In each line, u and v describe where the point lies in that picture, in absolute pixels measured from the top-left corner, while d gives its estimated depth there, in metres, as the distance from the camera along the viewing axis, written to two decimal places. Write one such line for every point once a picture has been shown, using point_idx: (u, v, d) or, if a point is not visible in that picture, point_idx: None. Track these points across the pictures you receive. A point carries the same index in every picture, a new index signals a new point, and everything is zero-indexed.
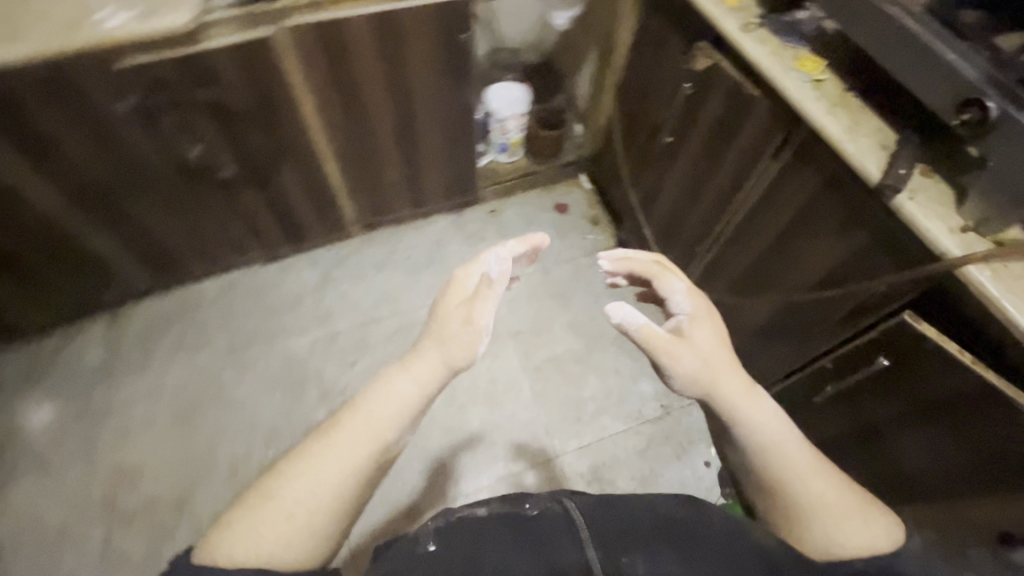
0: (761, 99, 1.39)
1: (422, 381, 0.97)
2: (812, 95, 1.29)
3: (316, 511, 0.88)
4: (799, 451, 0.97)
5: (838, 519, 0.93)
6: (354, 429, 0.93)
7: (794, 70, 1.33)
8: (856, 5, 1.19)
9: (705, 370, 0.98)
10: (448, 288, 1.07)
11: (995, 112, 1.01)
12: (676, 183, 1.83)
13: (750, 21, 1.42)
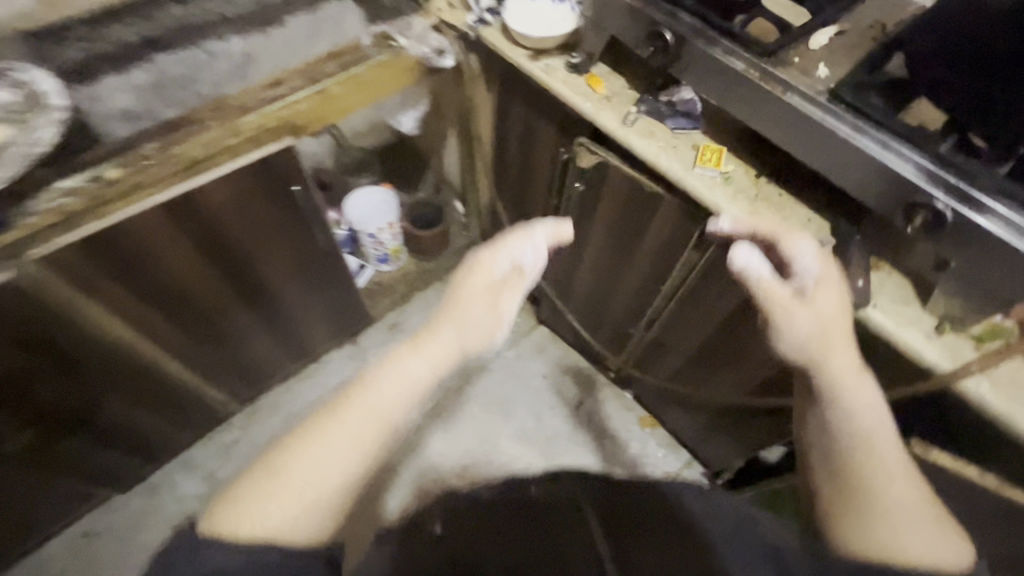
0: (669, 198, 1.11)
1: (438, 363, 0.72)
2: (722, 192, 1.02)
3: (322, 501, 0.63)
4: (885, 449, 0.72)
5: (898, 523, 0.68)
6: (364, 402, 0.67)
7: (697, 166, 1.05)
8: (744, 90, 0.92)
9: (821, 336, 0.77)
10: (467, 270, 0.82)
11: (949, 214, 0.78)
12: (586, 271, 1.50)
13: (626, 111, 1.12)
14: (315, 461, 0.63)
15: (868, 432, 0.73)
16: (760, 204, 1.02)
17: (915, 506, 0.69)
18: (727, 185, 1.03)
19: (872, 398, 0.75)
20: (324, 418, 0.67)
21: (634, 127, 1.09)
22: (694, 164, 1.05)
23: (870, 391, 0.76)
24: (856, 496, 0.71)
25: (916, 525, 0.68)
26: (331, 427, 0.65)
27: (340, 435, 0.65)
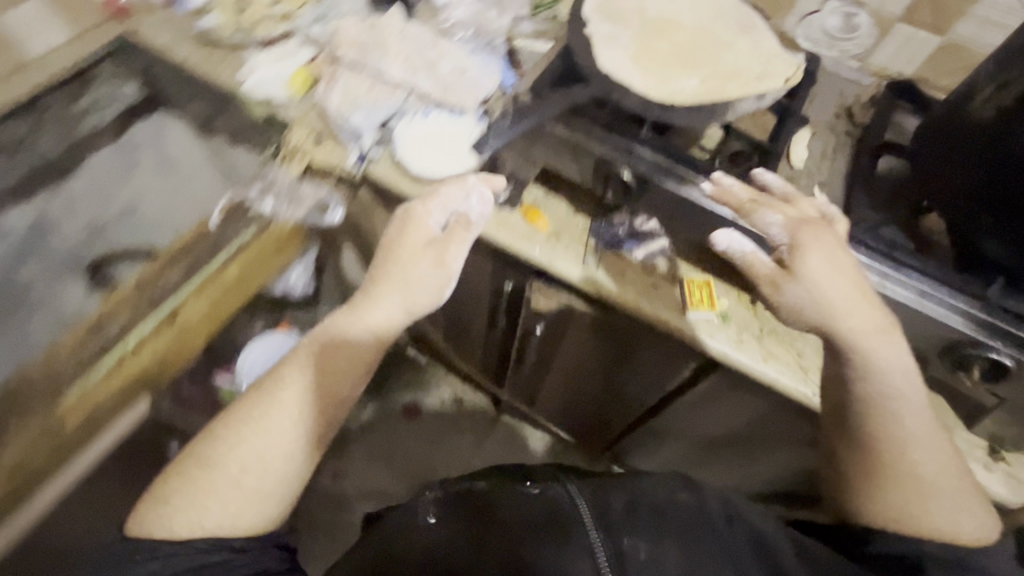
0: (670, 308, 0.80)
1: (448, 258, 0.73)
2: (726, 340, 0.78)
3: (267, 479, 0.66)
4: (916, 422, 0.68)
5: (925, 500, 0.68)
6: (376, 309, 0.72)
7: (693, 307, 0.79)
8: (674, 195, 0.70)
9: (814, 302, 0.65)
10: (420, 200, 0.76)
11: (1010, 361, 0.64)
12: (552, 371, 1.20)
13: (588, 240, 0.84)
14: (369, 320, 0.72)
15: (899, 400, 0.67)
16: (770, 344, 0.78)
17: (937, 470, 0.68)
18: (726, 327, 0.78)
19: (899, 354, 0.67)
20: (402, 252, 0.74)
21: (596, 265, 0.82)
22: (679, 270, 0.82)
23: (903, 351, 0.67)
24: (882, 467, 0.69)
25: (944, 489, 0.68)
26: (417, 250, 0.74)
27: (371, 313, 0.72)
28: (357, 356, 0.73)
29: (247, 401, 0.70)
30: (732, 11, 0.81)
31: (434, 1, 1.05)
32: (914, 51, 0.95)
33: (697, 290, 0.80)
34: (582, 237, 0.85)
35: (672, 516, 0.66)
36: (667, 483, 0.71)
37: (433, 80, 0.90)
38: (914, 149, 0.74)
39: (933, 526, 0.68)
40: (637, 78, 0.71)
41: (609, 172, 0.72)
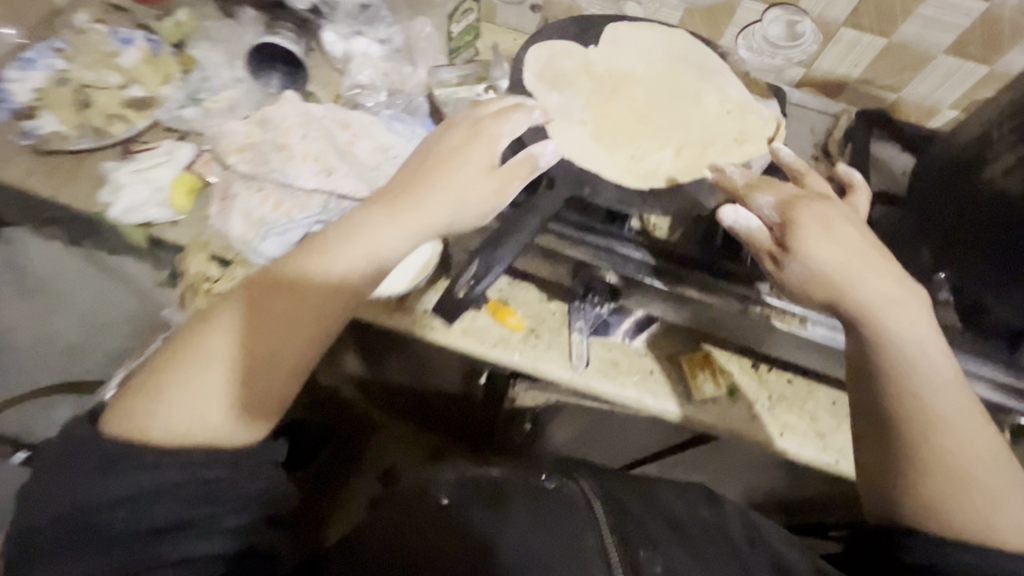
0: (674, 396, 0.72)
1: (461, 202, 0.55)
2: (742, 424, 0.71)
3: (263, 313, 0.52)
4: (950, 400, 0.53)
5: (969, 494, 0.51)
6: (352, 251, 0.54)
7: (701, 393, 0.72)
8: (660, 297, 0.61)
9: (823, 272, 0.54)
10: (460, 128, 0.58)
11: None
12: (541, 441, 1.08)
13: (569, 332, 0.74)
14: (371, 234, 0.54)
15: (928, 382, 0.54)
16: (783, 414, 0.72)
17: (987, 459, 0.52)
18: (735, 404, 0.72)
19: (923, 323, 0.55)
20: (433, 164, 0.57)
21: (589, 366, 0.73)
22: (677, 351, 0.75)
23: (922, 321, 0.55)
24: (906, 470, 0.54)
25: (1001, 490, 0.51)
26: (455, 150, 0.57)
27: (389, 231, 0.54)
28: (318, 291, 0.54)
29: (245, 287, 0.54)
30: (691, 49, 0.71)
31: (334, 54, 0.90)
32: (859, 56, 0.90)
33: (699, 371, 0.73)
34: (564, 332, 0.75)
35: (688, 525, 0.58)
36: (682, 495, 0.63)
37: (359, 177, 0.76)
38: (920, 205, 0.70)
39: (994, 523, 0.50)
40: (605, 162, 0.62)
41: (591, 279, 0.61)
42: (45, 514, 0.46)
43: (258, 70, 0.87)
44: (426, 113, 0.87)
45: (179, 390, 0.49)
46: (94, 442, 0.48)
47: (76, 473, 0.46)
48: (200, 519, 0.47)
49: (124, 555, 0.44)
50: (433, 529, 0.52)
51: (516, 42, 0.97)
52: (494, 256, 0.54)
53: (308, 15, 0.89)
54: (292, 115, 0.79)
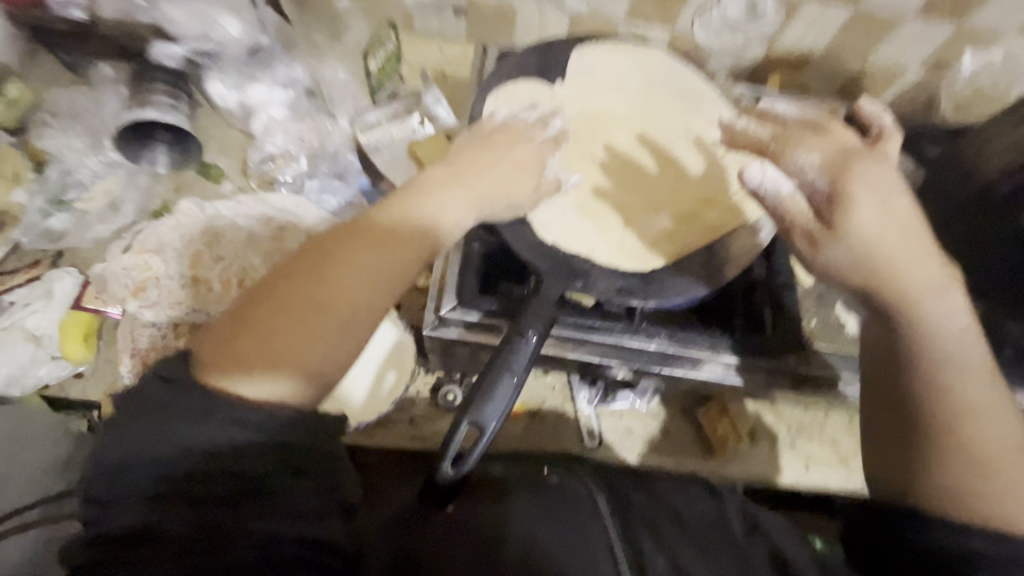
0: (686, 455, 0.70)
1: (513, 196, 0.55)
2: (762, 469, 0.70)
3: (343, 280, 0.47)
4: (981, 388, 0.46)
5: (989, 485, 0.44)
6: (421, 216, 0.52)
7: (713, 450, 0.70)
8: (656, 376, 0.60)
9: (874, 241, 0.47)
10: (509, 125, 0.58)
11: None
12: None
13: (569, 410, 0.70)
14: (444, 196, 0.53)
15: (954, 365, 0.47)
16: (805, 445, 0.71)
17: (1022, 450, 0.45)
18: (756, 447, 0.70)
19: (954, 298, 0.48)
20: (491, 146, 0.56)
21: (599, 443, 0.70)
22: (693, 403, 0.71)
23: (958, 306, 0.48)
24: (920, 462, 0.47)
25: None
26: (508, 148, 0.57)
27: (455, 196, 0.53)
28: (404, 242, 0.50)
29: (315, 236, 0.50)
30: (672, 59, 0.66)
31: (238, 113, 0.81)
32: (817, 34, 0.83)
33: (718, 424, 0.69)
34: (569, 412, 0.71)
35: (691, 518, 0.53)
36: (681, 485, 0.58)
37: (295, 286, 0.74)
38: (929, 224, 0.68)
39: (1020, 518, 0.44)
40: (595, 243, 0.59)
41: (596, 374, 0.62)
42: (130, 471, 0.41)
43: (137, 153, 0.78)
44: (359, 170, 0.81)
45: (261, 343, 0.44)
46: (190, 393, 0.43)
47: (150, 424, 0.42)
48: (290, 488, 0.43)
49: (215, 514, 0.41)
50: (441, 532, 0.49)
51: (441, 52, 0.89)
52: (486, 409, 0.50)
53: (184, 70, 0.77)
54: (191, 228, 0.72)
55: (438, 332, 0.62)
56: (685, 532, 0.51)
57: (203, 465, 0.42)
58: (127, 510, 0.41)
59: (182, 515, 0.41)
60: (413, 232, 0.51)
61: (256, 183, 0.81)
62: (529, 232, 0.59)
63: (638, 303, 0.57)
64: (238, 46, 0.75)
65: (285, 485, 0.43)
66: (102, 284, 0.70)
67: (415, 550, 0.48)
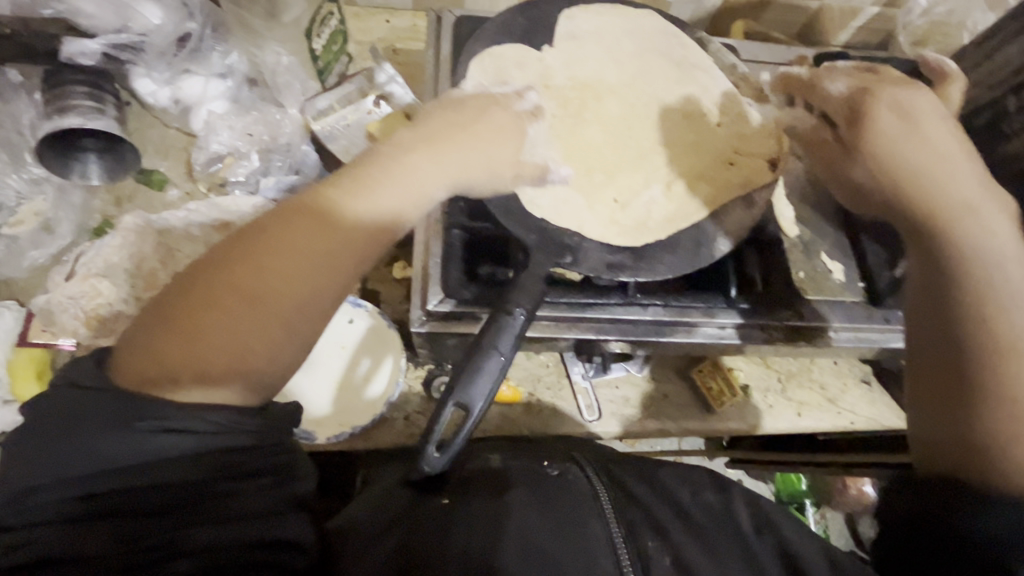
0: (685, 415, 0.70)
1: (495, 169, 0.57)
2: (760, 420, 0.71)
3: (288, 259, 0.45)
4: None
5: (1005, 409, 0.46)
6: (383, 185, 0.51)
7: (709, 407, 0.71)
8: (654, 339, 0.61)
9: (892, 161, 0.54)
10: (493, 98, 0.60)
11: None
12: None
13: (563, 381, 0.71)
14: (416, 169, 0.52)
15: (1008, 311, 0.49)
16: (797, 393, 0.72)
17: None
18: (751, 400, 0.71)
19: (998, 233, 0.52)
20: (461, 118, 0.56)
21: (601, 416, 0.69)
22: (685, 364, 0.72)
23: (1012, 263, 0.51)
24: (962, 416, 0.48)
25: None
26: (505, 126, 0.58)
27: (426, 168, 0.53)
28: (359, 229, 0.49)
29: (252, 227, 0.47)
30: (669, 45, 0.71)
31: (172, 108, 0.75)
32: None
33: (711, 380, 0.70)
34: (566, 384, 0.71)
35: (697, 512, 0.54)
36: (688, 478, 0.59)
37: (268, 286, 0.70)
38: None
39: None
40: (586, 219, 0.62)
41: (595, 349, 0.62)
42: (40, 493, 0.38)
43: (64, 166, 0.69)
44: (317, 159, 0.77)
45: (195, 344, 0.42)
46: (107, 400, 0.40)
47: (64, 440, 0.39)
48: (233, 489, 0.41)
49: (143, 525, 0.38)
50: (441, 524, 0.50)
51: (389, 25, 0.85)
52: (470, 391, 0.49)
53: (104, 66, 0.69)
54: (146, 248, 0.67)
55: (428, 327, 0.60)
56: (687, 525, 0.52)
57: (128, 475, 0.39)
58: (34, 536, 0.37)
59: (106, 529, 0.38)
60: (369, 220, 0.49)
61: (205, 186, 0.75)
62: (524, 213, 0.60)
63: (629, 275, 0.59)
64: (163, 34, 0.68)
65: (228, 490, 0.41)
66: (48, 316, 0.64)
67: (408, 547, 0.48)
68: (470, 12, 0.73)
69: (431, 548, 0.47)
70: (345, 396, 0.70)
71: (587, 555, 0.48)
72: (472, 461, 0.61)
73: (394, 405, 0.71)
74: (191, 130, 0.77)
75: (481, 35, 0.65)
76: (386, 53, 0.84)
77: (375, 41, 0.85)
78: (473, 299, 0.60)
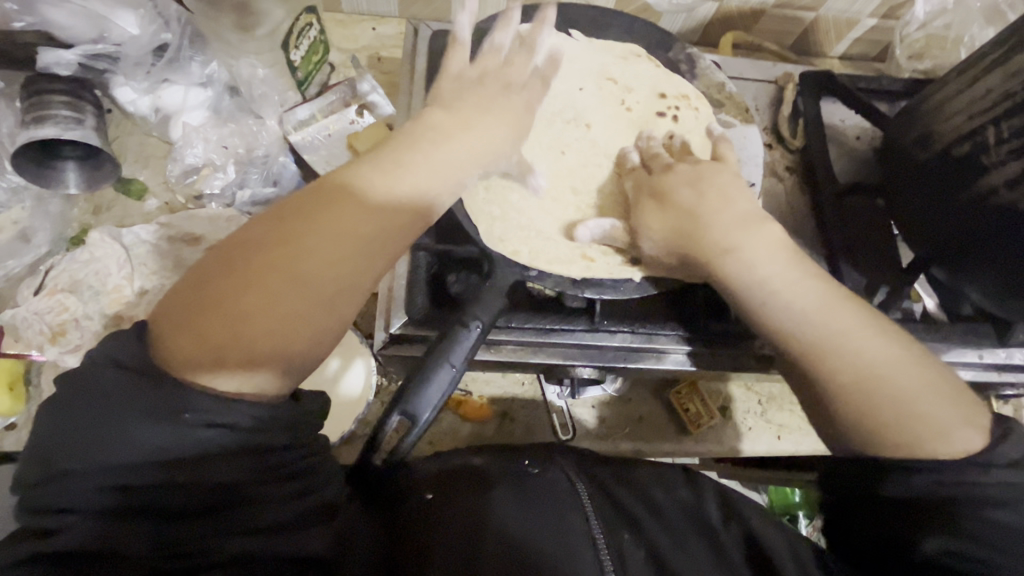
0: (661, 434, 0.70)
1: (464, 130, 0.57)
2: (739, 441, 0.70)
3: (315, 243, 0.46)
4: (754, 241, 0.57)
5: (874, 417, 0.49)
6: (417, 162, 0.52)
7: (689, 428, 0.70)
8: (624, 359, 0.61)
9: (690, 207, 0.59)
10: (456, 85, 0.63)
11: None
12: None
13: (539, 396, 0.72)
14: (445, 148, 0.54)
15: (807, 316, 0.54)
16: (776, 415, 0.72)
17: (893, 369, 0.50)
18: (730, 421, 0.71)
19: (763, 254, 0.56)
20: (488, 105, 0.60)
21: (575, 436, 0.69)
22: (661, 385, 0.72)
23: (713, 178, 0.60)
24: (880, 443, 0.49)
25: (901, 406, 0.49)
26: (488, 108, 0.60)
27: (477, 139, 0.57)
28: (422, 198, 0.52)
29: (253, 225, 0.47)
30: (658, 80, 0.72)
31: (149, 115, 0.76)
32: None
33: (688, 402, 0.70)
34: (541, 403, 0.71)
35: (670, 506, 0.52)
36: (659, 471, 0.57)
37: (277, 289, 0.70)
38: (903, 186, 0.65)
39: (878, 377, 0.50)
40: (554, 244, 0.63)
41: (565, 375, 0.62)
42: (87, 490, 0.38)
43: (41, 176, 0.70)
44: (294, 172, 0.78)
45: (236, 347, 0.42)
46: (164, 389, 0.39)
47: (86, 437, 0.38)
48: (271, 492, 0.42)
49: (177, 526, 0.38)
50: (427, 526, 0.47)
51: (374, 32, 0.87)
52: (419, 400, 0.48)
53: (81, 74, 0.71)
54: (114, 266, 0.68)
55: (387, 350, 0.61)
56: (663, 521, 0.50)
57: (183, 482, 0.39)
58: (76, 525, 0.37)
59: (163, 528, 0.38)
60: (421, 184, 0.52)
61: (183, 197, 0.77)
62: (491, 225, 0.63)
63: (594, 295, 0.59)
64: (139, 45, 0.70)
65: (273, 492, 0.42)
66: (14, 331, 0.65)
67: (411, 549, 0.46)
68: (446, 26, 0.74)
69: (423, 550, 0.46)
70: None
71: (562, 552, 0.46)
72: (452, 457, 0.58)
73: (365, 421, 0.71)
74: (169, 139, 0.79)
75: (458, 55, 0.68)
76: (372, 61, 0.86)
77: (359, 49, 0.87)
78: (426, 322, 0.60)
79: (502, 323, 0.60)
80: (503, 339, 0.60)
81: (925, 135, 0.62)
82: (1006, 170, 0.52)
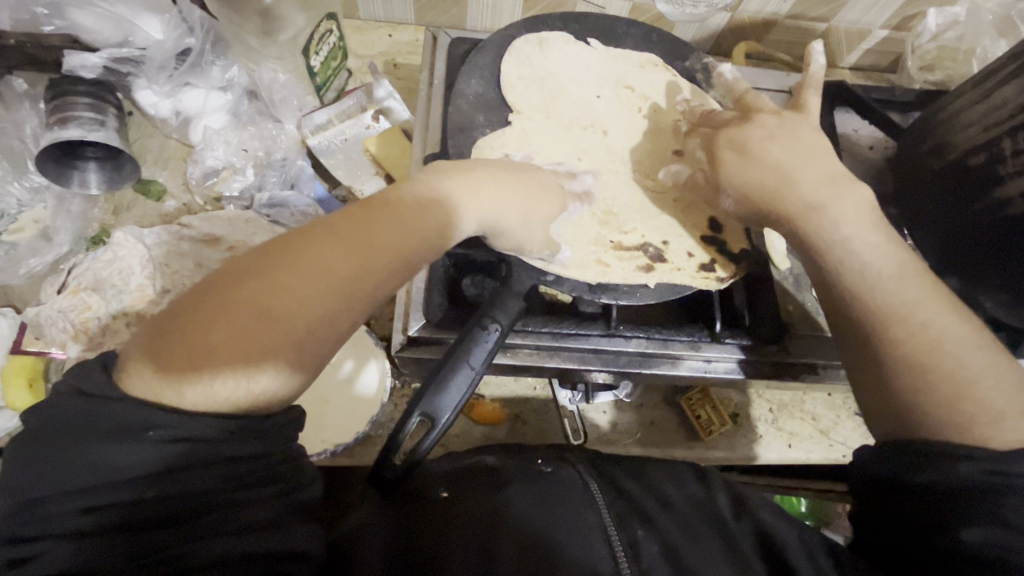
0: (672, 440, 0.70)
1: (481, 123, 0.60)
2: (750, 448, 0.70)
3: (301, 277, 0.43)
4: (841, 201, 0.58)
5: (931, 388, 0.49)
6: (421, 202, 0.52)
7: (701, 435, 0.70)
8: (638, 364, 0.62)
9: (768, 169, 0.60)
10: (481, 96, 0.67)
11: None
12: None
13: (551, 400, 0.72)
14: (453, 187, 0.54)
15: (881, 287, 0.54)
16: (788, 424, 0.72)
17: (959, 342, 0.51)
18: (742, 429, 0.71)
19: (849, 219, 0.57)
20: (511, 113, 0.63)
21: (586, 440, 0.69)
22: (673, 391, 0.72)
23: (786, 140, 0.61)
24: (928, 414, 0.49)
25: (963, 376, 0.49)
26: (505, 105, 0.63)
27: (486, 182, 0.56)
28: (423, 235, 0.50)
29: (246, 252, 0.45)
30: (673, 90, 0.72)
31: (170, 117, 0.78)
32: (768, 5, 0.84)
33: (700, 409, 0.70)
34: (553, 407, 0.72)
35: (681, 503, 0.52)
36: (670, 467, 0.57)
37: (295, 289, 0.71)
38: (917, 195, 0.66)
39: (942, 350, 0.50)
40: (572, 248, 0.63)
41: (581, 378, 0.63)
42: (54, 512, 0.37)
43: (63, 175, 0.72)
44: (311, 175, 0.78)
45: (202, 359, 0.39)
46: (122, 408, 0.38)
47: (50, 458, 0.37)
48: (239, 499, 0.41)
49: (147, 540, 0.37)
50: (440, 524, 0.48)
51: (391, 39, 0.88)
52: (438, 401, 0.49)
53: (104, 77, 0.72)
54: (137, 265, 0.68)
55: (404, 352, 0.61)
56: (676, 519, 0.50)
57: (149, 496, 0.38)
58: (48, 548, 0.36)
59: (132, 545, 0.37)
60: (424, 222, 0.50)
61: (202, 199, 0.78)
62: None
63: (611, 300, 0.61)
64: (163, 49, 0.71)
65: (243, 498, 0.41)
66: (37, 329, 0.65)
67: (421, 549, 0.46)
68: (465, 33, 0.75)
69: (435, 548, 0.46)
70: (333, 412, 0.70)
71: (575, 546, 0.47)
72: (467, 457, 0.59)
73: (378, 423, 0.71)
74: (190, 142, 0.80)
75: (477, 62, 0.69)
76: (388, 67, 0.87)
77: (375, 55, 0.88)
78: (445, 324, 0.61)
79: (519, 328, 0.60)
80: (517, 343, 0.60)
81: (938, 145, 0.63)
82: (1020, 182, 0.53)
